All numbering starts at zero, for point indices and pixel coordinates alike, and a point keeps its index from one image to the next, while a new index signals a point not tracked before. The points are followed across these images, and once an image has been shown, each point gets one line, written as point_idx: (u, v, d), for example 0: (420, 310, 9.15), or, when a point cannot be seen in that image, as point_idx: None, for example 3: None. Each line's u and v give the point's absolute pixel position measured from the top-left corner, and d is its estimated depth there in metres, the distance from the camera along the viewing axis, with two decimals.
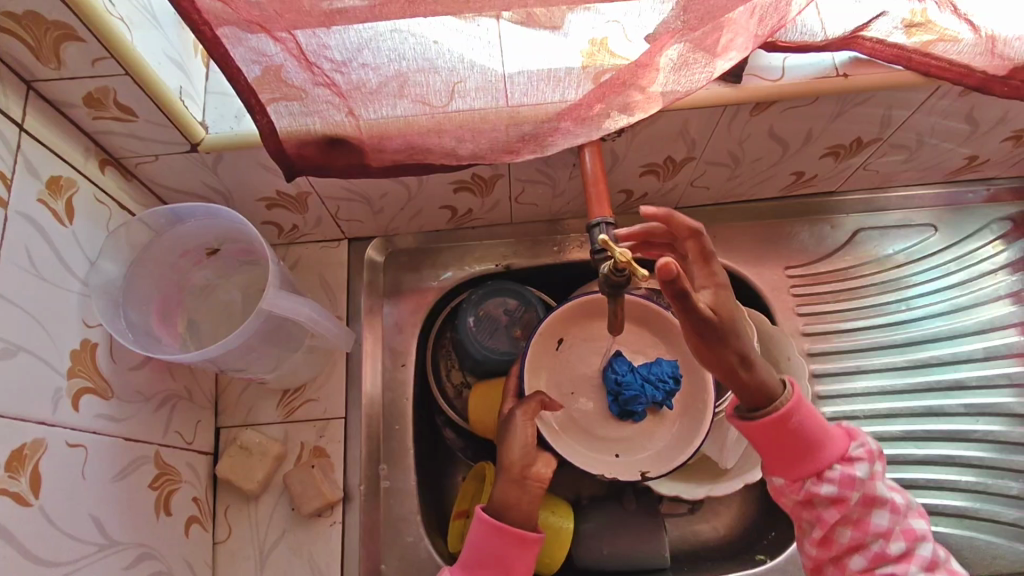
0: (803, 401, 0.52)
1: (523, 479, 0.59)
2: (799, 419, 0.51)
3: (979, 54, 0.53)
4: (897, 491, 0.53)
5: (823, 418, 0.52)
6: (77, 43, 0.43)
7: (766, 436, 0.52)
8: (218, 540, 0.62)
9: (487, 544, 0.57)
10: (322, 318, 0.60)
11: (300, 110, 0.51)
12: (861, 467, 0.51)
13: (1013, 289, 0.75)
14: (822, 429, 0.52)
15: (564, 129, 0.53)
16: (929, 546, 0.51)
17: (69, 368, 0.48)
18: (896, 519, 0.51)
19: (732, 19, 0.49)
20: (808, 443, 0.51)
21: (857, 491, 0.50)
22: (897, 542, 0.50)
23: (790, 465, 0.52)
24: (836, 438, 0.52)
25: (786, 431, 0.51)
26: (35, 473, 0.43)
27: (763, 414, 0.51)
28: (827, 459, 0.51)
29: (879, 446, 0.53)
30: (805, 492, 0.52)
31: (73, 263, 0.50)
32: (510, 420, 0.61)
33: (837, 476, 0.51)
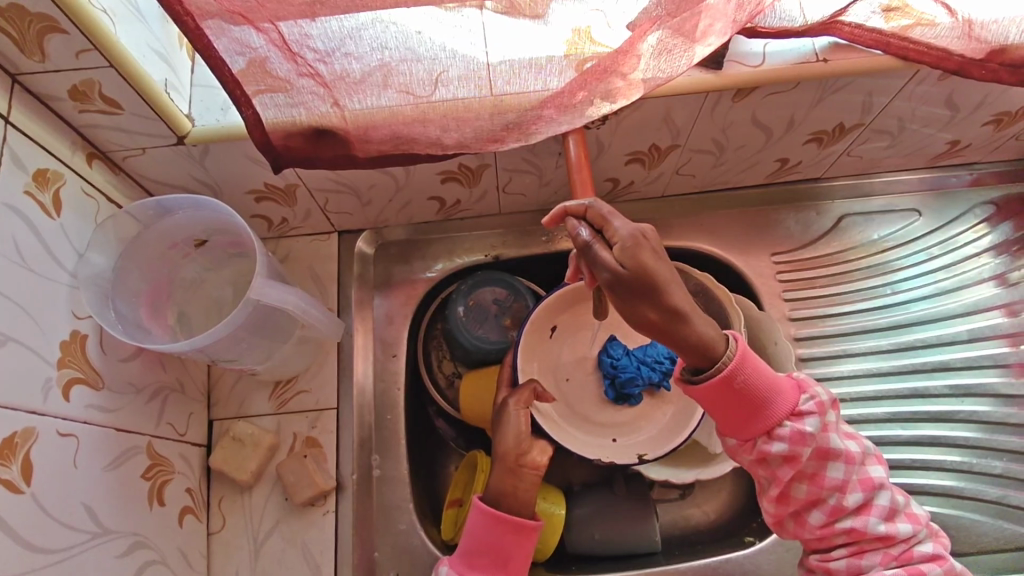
0: (747, 358, 0.52)
1: (519, 468, 0.60)
2: (743, 378, 0.51)
3: (956, 37, 0.54)
4: (850, 439, 0.54)
5: (769, 372, 0.53)
6: (62, 36, 0.44)
7: (713, 399, 0.52)
8: (212, 530, 0.63)
9: (485, 532, 0.57)
10: (310, 307, 0.60)
11: (285, 101, 0.52)
12: (810, 421, 0.52)
13: (996, 271, 0.76)
14: (768, 385, 0.52)
15: (548, 117, 0.54)
16: (886, 495, 0.53)
17: (59, 359, 0.49)
18: (850, 470, 0.52)
19: (710, 5, 0.49)
20: (755, 401, 0.52)
21: (809, 445, 0.52)
22: (854, 493, 0.52)
23: (740, 425, 0.53)
24: (783, 391, 0.53)
25: (732, 391, 0.51)
26: (26, 461, 0.44)
27: (709, 379, 0.51)
28: (775, 417, 0.52)
29: (828, 396, 0.54)
30: (757, 451, 0.53)
31: (61, 255, 0.50)
32: (504, 410, 0.63)
33: (787, 433, 0.52)
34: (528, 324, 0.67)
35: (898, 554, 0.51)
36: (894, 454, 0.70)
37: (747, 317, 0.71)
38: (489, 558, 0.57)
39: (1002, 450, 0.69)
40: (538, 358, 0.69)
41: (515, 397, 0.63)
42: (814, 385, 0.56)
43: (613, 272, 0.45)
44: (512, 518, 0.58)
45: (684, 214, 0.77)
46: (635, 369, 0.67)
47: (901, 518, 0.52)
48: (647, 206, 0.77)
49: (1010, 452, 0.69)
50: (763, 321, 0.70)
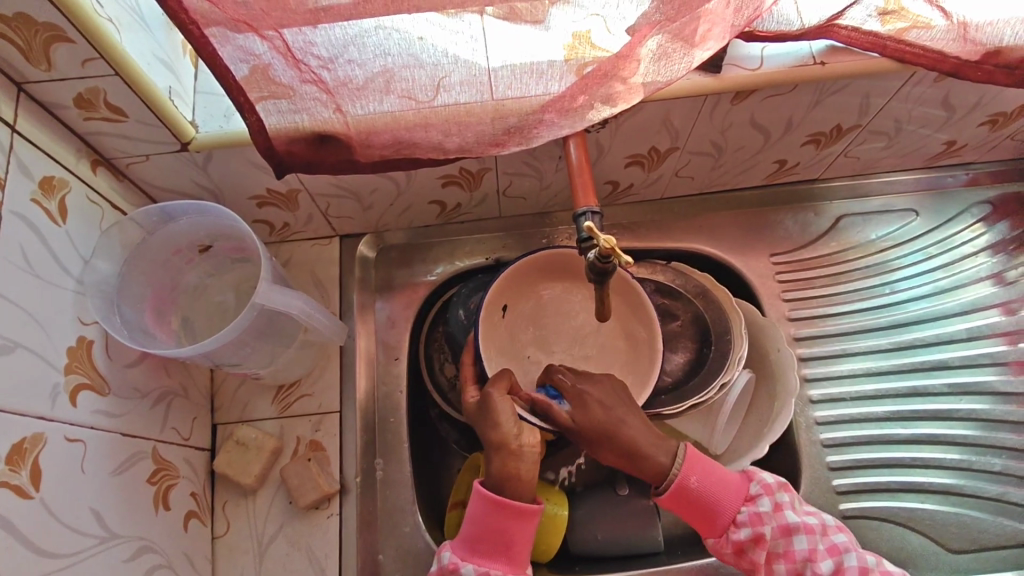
0: (695, 461, 0.59)
1: (520, 449, 0.57)
2: (697, 479, 0.58)
3: (952, 39, 0.54)
4: (809, 513, 0.58)
5: (716, 469, 0.59)
6: (67, 45, 0.44)
7: (679, 508, 0.58)
8: (217, 534, 0.63)
9: (487, 517, 0.57)
10: (315, 312, 0.61)
11: (288, 107, 0.52)
12: (762, 503, 0.58)
13: (993, 270, 0.76)
14: (718, 482, 0.58)
15: (549, 121, 0.54)
16: (854, 555, 0.56)
17: (66, 365, 0.49)
18: (815, 540, 0.56)
19: (709, 10, 0.50)
20: (714, 502, 0.58)
21: (770, 525, 0.57)
22: (825, 559, 0.55)
23: (709, 525, 0.58)
24: (732, 483, 0.59)
25: (689, 496, 0.58)
26: (35, 466, 0.44)
27: (665, 490, 0.58)
28: (734, 505, 0.58)
29: (773, 478, 0.60)
30: (731, 542, 0.57)
31: (68, 263, 0.51)
32: (489, 402, 0.59)
33: (746, 517, 0.57)
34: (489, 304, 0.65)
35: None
36: (894, 452, 0.70)
37: (749, 320, 0.72)
38: (490, 544, 0.57)
39: (1002, 447, 0.70)
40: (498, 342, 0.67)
41: (494, 385, 0.60)
42: (760, 471, 0.61)
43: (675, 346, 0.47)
44: (513, 503, 0.58)
45: (683, 216, 0.77)
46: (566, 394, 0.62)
47: (875, 575, 0.55)
48: (646, 208, 0.77)
49: (1009, 450, 0.70)
50: (766, 325, 0.71)
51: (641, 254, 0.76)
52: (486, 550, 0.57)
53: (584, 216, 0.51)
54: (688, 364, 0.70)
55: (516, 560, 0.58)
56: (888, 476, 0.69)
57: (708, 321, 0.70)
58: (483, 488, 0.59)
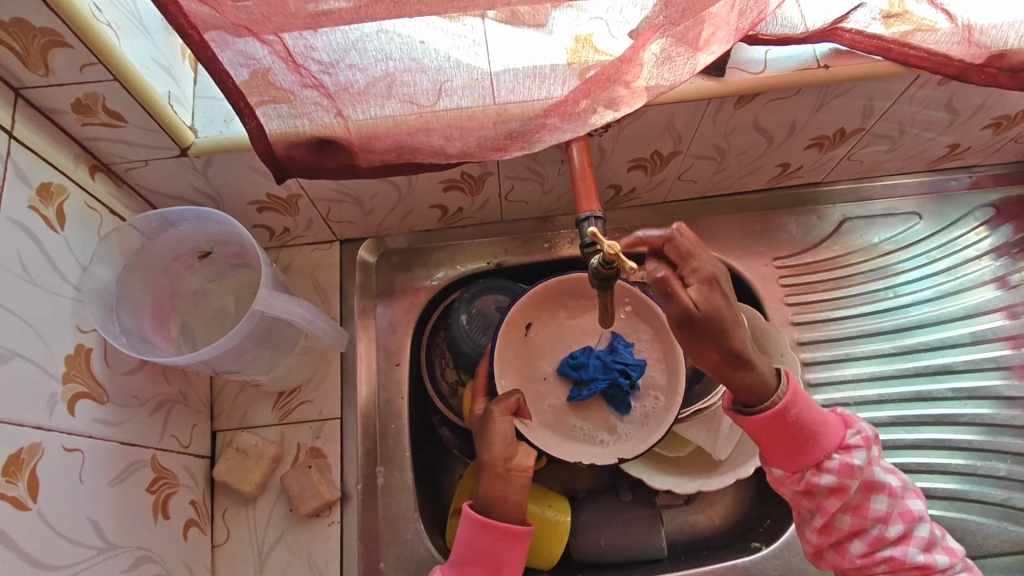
0: (800, 393, 0.54)
1: (508, 473, 0.59)
2: (796, 411, 0.53)
3: (956, 42, 0.54)
4: (892, 473, 0.55)
5: (820, 407, 0.54)
6: (65, 50, 0.43)
7: (766, 433, 0.53)
8: (217, 543, 0.63)
9: (476, 540, 0.57)
10: (315, 318, 0.60)
11: (288, 112, 0.51)
12: (858, 454, 0.53)
13: (998, 273, 0.76)
14: (819, 421, 0.54)
15: (552, 126, 0.53)
16: (925, 526, 0.53)
17: (64, 374, 0.48)
18: (893, 502, 0.53)
19: (713, 13, 0.50)
20: (807, 435, 0.53)
21: (857, 478, 0.53)
22: (895, 524, 0.53)
23: (788, 458, 0.54)
24: (833, 425, 0.54)
25: (787, 425, 0.53)
26: (32, 477, 0.43)
27: (760, 413, 0.53)
28: (827, 448, 0.53)
29: (873, 431, 0.56)
30: (805, 482, 0.53)
31: (66, 270, 0.50)
32: (488, 418, 0.61)
33: (836, 465, 0.53)
34: (506, 322, 0.66)
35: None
36: (899, 457, 0.70)
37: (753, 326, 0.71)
38: (479, 566, 0.57)
39: (1006, 452, 0.70)
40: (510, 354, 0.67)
41: (498, 403, 0.61)
42: (859, 420, 0.57)
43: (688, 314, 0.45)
44: (501, 525, 0.58)
45: (685, 220, 0.77)
46: (604, 369, 0.65)
47: (939, 550, 0.53)
48: (648, 212, 0.77)
49: (1014, 454, 0.69)
50: (771, 331, 0.70)
51: (643, 258, 0.76)
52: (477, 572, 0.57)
53: (588, 221, 0.50)
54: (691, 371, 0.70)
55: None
56: None
57: None
58: (471, 511, 0.59)
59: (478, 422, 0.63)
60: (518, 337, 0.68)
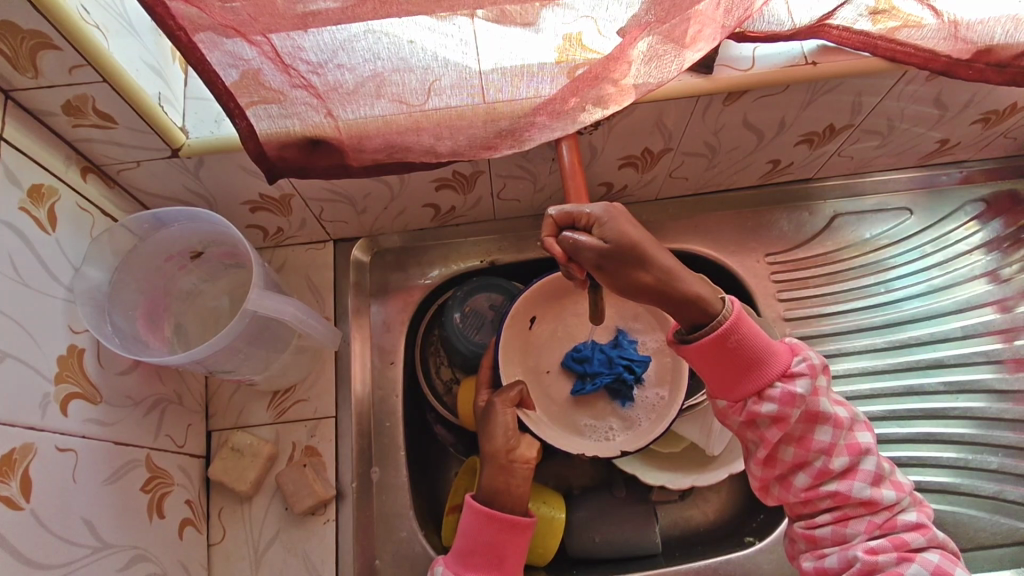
0: (744, 319, 0.52)
1: (510, 464, 0.60)
2: (737, 338, 0.52)
3: (943, 38, 0.54)
4: (839, 405, 0.54)
5: (764, 333, 0.53)
6: (54, 52, 0.44)
7: (706, 358, 0.52)
8: (213, 542, 0.63)
9: (478, 531, 0.57)
10: (307, 317, 0.60)
11: (278, 112, 0.51)
12: (802, 382, 0.52)
13: (989, 268, 0.76)
14: (763, 348, 0.52)
15: (541, 124, 0.54)
16: (871, 459, 0.52)
17: (57, 374, 0.49)
18: (838, 434, 0.52)
19: (700, 11, 0.50)
20: (750, 361, 0.52)
21: (800, 407, 0.51)
22: (841, 457, 0.52)
23: (730, 386, 0.53)
24: (777, 353, 0.53)
25: (728, 348, 0.52)
26: (25, 477, 0.44)
27: (702, 338, 0.52)
28: (769, 376, 0.52)
29: (820, 361, 0.54)
30: (747, 410, 0.52)
31: (57, 271, 0.51)
32: (491, 410, 0.62)
33: (779, 394, 0.51)
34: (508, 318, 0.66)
35: (882, 522, 0.51)
36: (892, 451, 0.70)
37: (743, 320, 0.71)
38: (484, 558, 0.56)
39: (997, 445, 0.70)
40: (508, 347, 0.67)
41: (501, 396, 0.63)
42: (807, 349, 0.55)
43: (599, 249, 0.45)
44: (504, 516, 0.57)
45: (677, 217, 0.77)
46: (609, 364, 0.66)
47: (886, 484, 0.52)
48: (641, 210, 0.77)
49: (1006, 447, 0.70)
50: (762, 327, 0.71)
51: None
52: (481, 564, 0.56)
53: None
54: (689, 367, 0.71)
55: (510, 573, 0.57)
56: None
57: None
58: (473, 501, 0.59)
59: (480, 413, 0.64)
60: (523, 330, 0.68)
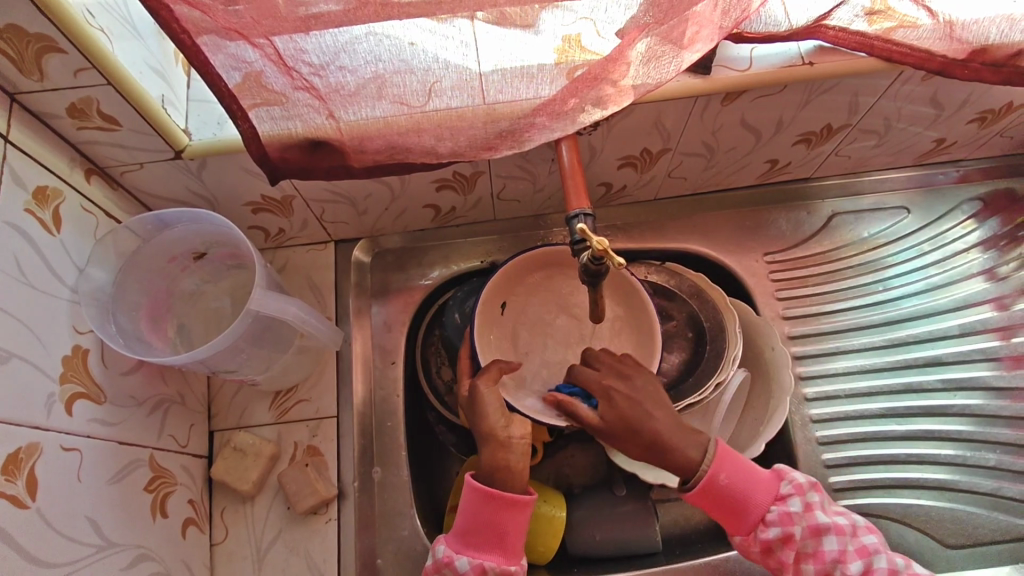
0: (726, 457, 0.58)
1: (509, 440, 0.59)
2: (726, 475, 0.57)
3: (938, 38, 0.55)
4: (840, 514, 0.57)
5: (747, 463, 0.58)
6: (59, 55, 0.44)
7: (707, 505, 0.58)
8: (215, 541, 0.63)
9: (478, 509, 0.58)
10: (310, 317, 0.61)
11: (280, 114, 0.52)
12: (794, 502, 0.56)
13: (986, 266, 0.77)
14: (750, 475, 0.57)
15: (540, 125, 0.54)
16: (884, 557, 0.54)
17: (62, 375, 0.49)
18: (844, 540, 0.55)
19: (697, 12, 0.50)
20: (742, 503, 0.56)
21: (799, 524, 0.55)
22: (853, 561, 0.54)
23: (736, 524, 0.57)
24: (761, 472, 0.58)
25: (719, 493, 0.57)
26: (30, 476, 0.44)
27: (693, 487, 0.57)
28: (763, 502, 0.56)
29: (806, 478, 0.58)
30: (759, 540, 0.56)
31: (62, 272, 0.51)
32: (475, 392, 0.60)
33: (775, 517, 0.56)
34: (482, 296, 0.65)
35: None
36: (890, 449, 0.70)
37: (743, 318, 0.73)
38: (483, 537, 0.57)
39: (995, 442, 0.70)
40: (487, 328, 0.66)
41: (483, 376, 0.61)
42: (791, 470, 0.60)
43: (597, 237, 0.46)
44: (503, 494, 0.58)
45: (676, 217, 0.78)
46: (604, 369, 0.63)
47: None
48: (639, 209, 0.78)
49: (1004, 445, 0.70)
50: (761, 325, 0.72)
51: (634, 255, 0.77)
52: (481, 539, 0.57)
53: (577, 217, 0.51)
54: (684, 364, 0.70)
55: (510, 549, 0.58)
56: (883, 473, 0.69)
57: (702, 320, 0.71)
58: (474, 481, 0.59)
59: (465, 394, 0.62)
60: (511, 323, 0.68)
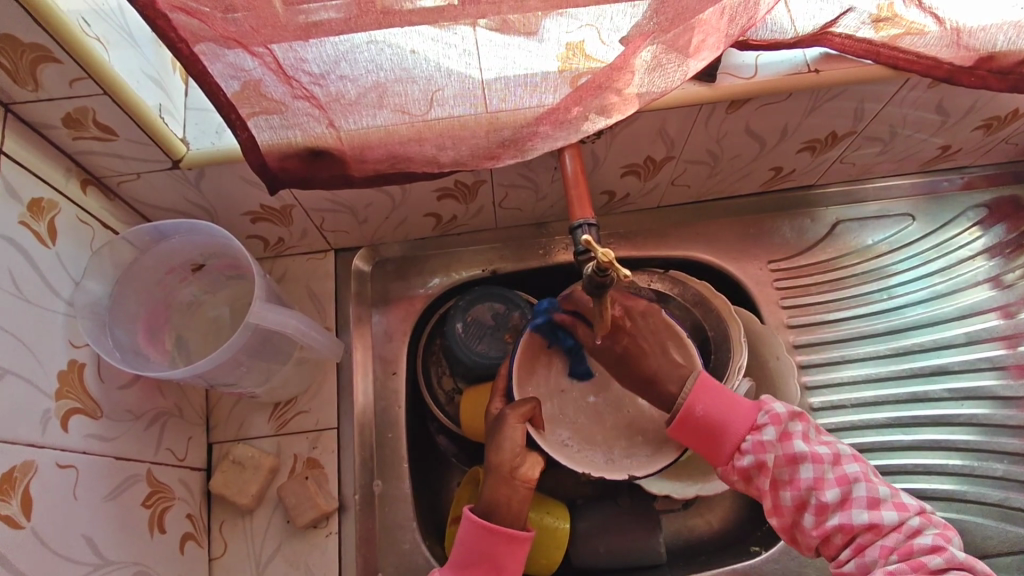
0: (704, 389, 0.58)
1: (506, 476, 0.58)
2: (702, 407, 0.57)
3: (945, 45, 0.54)
4: (822, 443, 0.56)
5: (726, 394, 0.58)
6: (54, 65, 0.43)
7: (687, 436, 0.58)
8: (214, 556, 0.62)
9: (475, 542, 0.56)
10: (309, 329, 0.60)
11: (280, 123, 0.51)
12: (769, 431, 0.56)
13: (991, 273, 0.76)
14: (727, 407, 0.57)
15: (544, 133, 0.53)
16: (865, 486, 0.53)
17: (58, 390, 0.48)
18: (822, 469, 0.54)
19: (704, 20, 0.50)
20: (718, 432, 0.57)
21: (773, 453, 0.55)
22: (831, 489, 0.53)
23: (713, 453, 0.57)
24: (739, 405, 0.57)
25: (696, 423, 0.57)
26: (25, 495, 0.43)
27: (672, 417, 0.58)
28: (740, 431, 0.56)
29: (786, 408, 0.57)
30: (736, 470, 0.56)
31: (58, 285, 0.50)
32: (500, 424, 0.60)
33: (751, 445, 0.56)
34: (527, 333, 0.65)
35: (893, 545, 0.51)
36: (897, 459, 0.70)
37: (747, 329, 0.72)
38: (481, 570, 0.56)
39: (1003, 452, 0.70)
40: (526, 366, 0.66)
41: (513, 409, 0.60)
42: (775, 401, 0.59)
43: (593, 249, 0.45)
44: (503, 529, 0.56)
45: (679, 224, 0.77)
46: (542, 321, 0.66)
47: (887, 507, 0.52)
48: (643, 217, 0.77)
49: (1010, 454, 0.69)
50: (766, 335, 0.71)
51: (637, 263, 0.76)
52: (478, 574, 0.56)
53: (581, 227, 0.50)
54: None
55: None
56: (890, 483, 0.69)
57: (707, 330, 0.71)
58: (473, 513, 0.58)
59: (491, 422, 0.62)
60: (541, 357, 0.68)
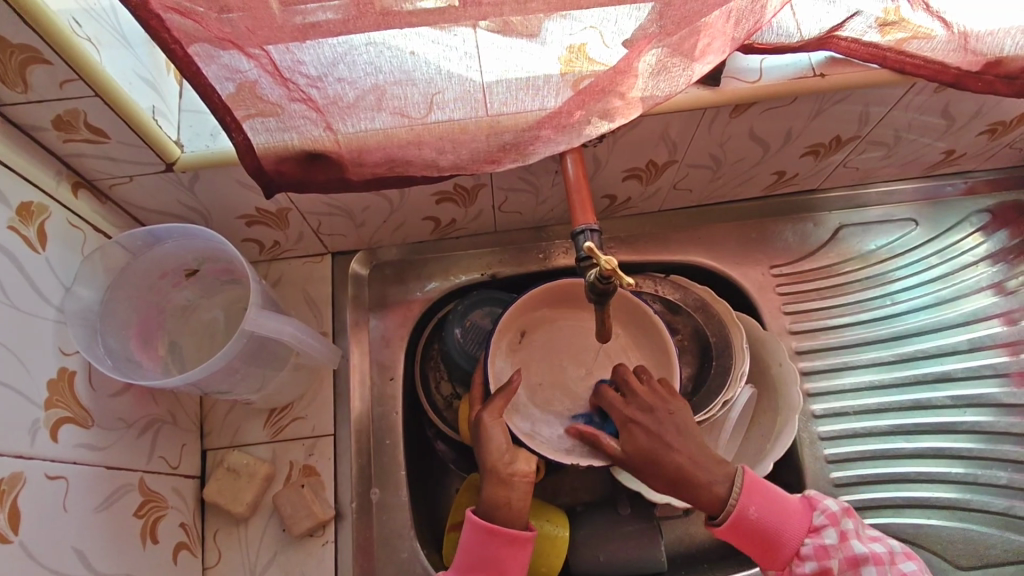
0: (754, 488, 0.55)
1: (510, 478, 0.56)
2: (757, 510, 0.55)
3: (952, 50, 0.53)
4: (874, 540, 0.55)
5: (777, 494, 0.56)
6: (44, 66, 0.42)
7: (737, 538, 0.55)
8: (208, 565, 0.61)
9: (479, 545, 0.55)
10: (306, 336, 0.59)
11: (276, 126, 0.50)
12: (827, 534, 0.54)
13: (995, 279, 0.76)
14: (780, 510, 0.55)
15: (545, 138, 0.52)
16: None
17: (47, 399, 0.47)
18: (883, 571, 0.53)
19: (709, 23, 0.49)
20: (774, 537, 0.54)
21: (836, 557, 0.53)
22: None
23: (769, 557, 0.55)
24: (794, 508, 0.55)
25: (749, 527, 0.55)
26: (14, 508, 0.42)
27: (720, 522, 0.55)
28: (797, 536, 0.54)
29: (837, 504, 0.56)
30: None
31: (47, 291, 0.49)
32: (481, 424, 0.59)
33: (810, 550, 0.54)
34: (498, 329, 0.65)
35: None
36: (899, 467, 0.69)
37: (750, 335, 0.71)
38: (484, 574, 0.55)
39: (1006, 460, 0.69)
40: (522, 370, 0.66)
41: (488, 408, 0.60)
42: (822, 496, 0.58)
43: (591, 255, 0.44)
44: (505, 531, 0.56)
45: (681, 229, 0.76)
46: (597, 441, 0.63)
47: None
48: (643, 221, 0.76)
49: (1014, 462, 0.69)
50: (768, 340, 0.70)
51: (637, 268, 0.75)
52: None
53: (582, 234, 0.49)
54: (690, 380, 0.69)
55: None
56: (893, 492, 0.68)
57: (708, 336, 0.70)
58: (474, 515, 0.57)
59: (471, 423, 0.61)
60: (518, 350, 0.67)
